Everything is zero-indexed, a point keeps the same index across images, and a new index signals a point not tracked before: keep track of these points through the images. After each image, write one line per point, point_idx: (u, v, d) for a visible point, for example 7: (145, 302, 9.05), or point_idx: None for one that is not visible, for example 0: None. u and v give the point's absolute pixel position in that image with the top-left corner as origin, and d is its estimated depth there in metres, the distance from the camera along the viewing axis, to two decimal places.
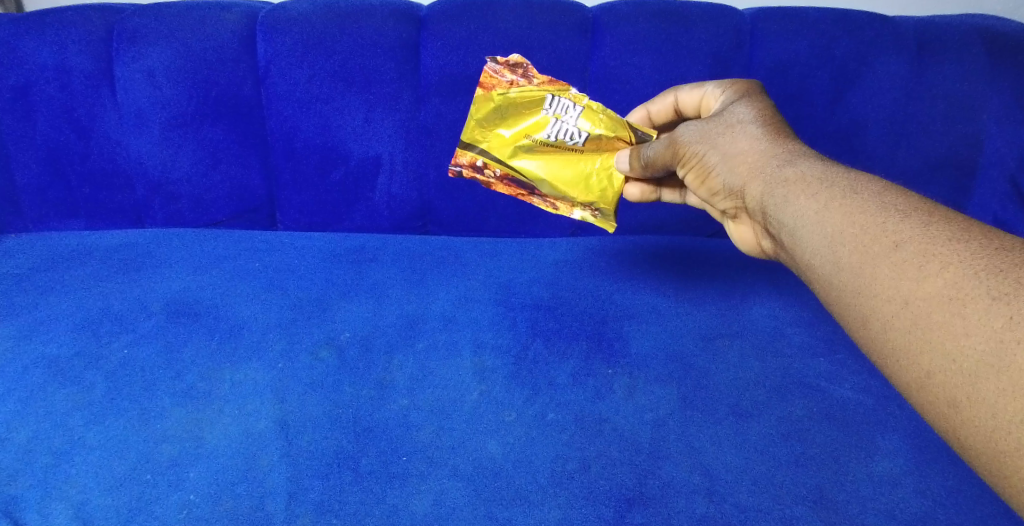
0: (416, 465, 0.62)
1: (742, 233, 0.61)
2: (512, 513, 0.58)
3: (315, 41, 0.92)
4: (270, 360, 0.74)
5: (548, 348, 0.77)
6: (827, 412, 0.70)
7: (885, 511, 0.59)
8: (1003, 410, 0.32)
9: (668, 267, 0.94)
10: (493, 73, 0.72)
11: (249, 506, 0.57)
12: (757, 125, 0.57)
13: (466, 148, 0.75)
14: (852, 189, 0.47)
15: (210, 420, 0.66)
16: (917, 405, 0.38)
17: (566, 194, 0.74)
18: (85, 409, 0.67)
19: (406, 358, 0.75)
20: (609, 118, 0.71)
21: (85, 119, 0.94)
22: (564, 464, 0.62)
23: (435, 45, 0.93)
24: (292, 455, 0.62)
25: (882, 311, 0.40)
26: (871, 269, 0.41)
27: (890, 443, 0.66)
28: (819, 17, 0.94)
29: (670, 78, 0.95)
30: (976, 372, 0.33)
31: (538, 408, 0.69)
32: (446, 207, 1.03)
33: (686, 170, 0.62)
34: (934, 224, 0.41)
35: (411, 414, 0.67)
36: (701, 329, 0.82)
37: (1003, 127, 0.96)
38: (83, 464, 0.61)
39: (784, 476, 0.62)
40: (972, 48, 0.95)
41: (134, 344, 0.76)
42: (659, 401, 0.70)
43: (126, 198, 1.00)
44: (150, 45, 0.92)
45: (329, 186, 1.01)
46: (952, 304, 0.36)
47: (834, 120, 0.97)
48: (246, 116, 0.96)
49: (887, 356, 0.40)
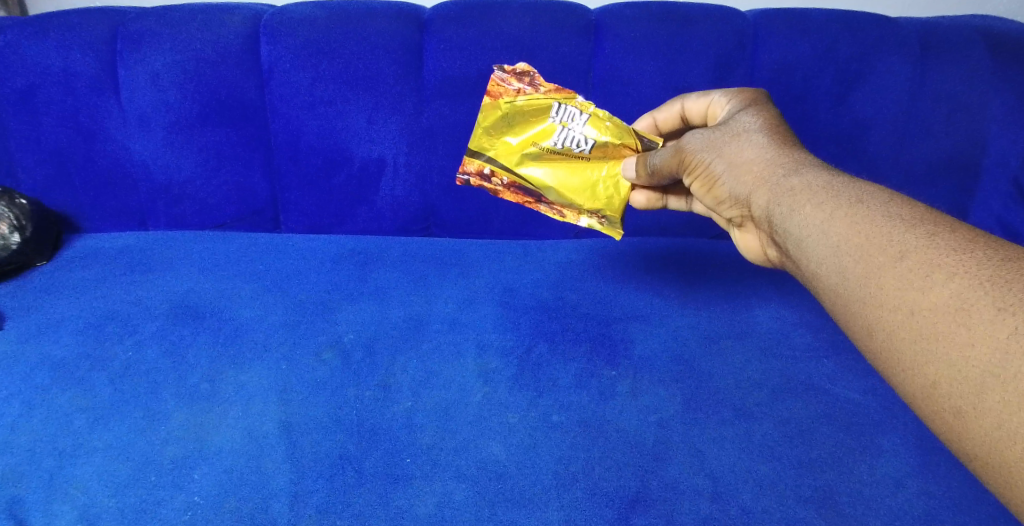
0: (419, 466, 0.62)
1: (747, 241, 0.61)
2: (515, 514, 0.58)
3: (317, 43, 0.92)
4: (274, 363, 0.74)
5: (551, 350, 0.78)
6: (829, 414, 0.70)
7: (887, 512, 0.60)
8: (1008, 421, 0.32)
9: (671, 270, 0.94)
10: (500, 82, 0.74)
11: (254, 509, 0.58)
12: (763, 133, 0.58)
13: (473, 156, 0.75)
14: (858, 199, 0.47)
15: (215, 421, 0.66)
16: (922, 415, 0.38)
17: (571, 200, 0.74)
18: (89, 411, 0.67)
19: (408, 360, 0.75)
20: (615, 126, 0.71)
21: (89, 122, 0.95)
22: (568, 466, 0.63)
23: (437, 47, 0.93)
24: (296, 456, 0.63)
25: (886, 321, 0.40)
26: (877, 281, 0.41)
27: (892, 444, 0.67)
28: (821, 18, 0.94)
29: (671, 81, 0.95)
30: (981, 383, 0.34)
31: (542, 410, 0.69)
32: (449, 208, 1.03)
33: (693, 179, 0.62)
34: (939, 234, 0.41)
35: (414, 416, 0.68)
36: (703, 331, 0.82)
37: (1005, 128, 0.96)
38: (89, 465, 0.61)
39: (787, 478, 0.62)
40: (974, 49, 0.95)
41: (140, 345, 0.76)
42: (661, 403, 0.71)
43: (130, 199, 1.01)
44: (152, 48, 0.92)
45: (331, 188, 1.01)
46: (958, 314, 0.36)
47: (835, 122, 0.97)
48: (247, 117, 0.96)
49: (893, 366, 0.40)
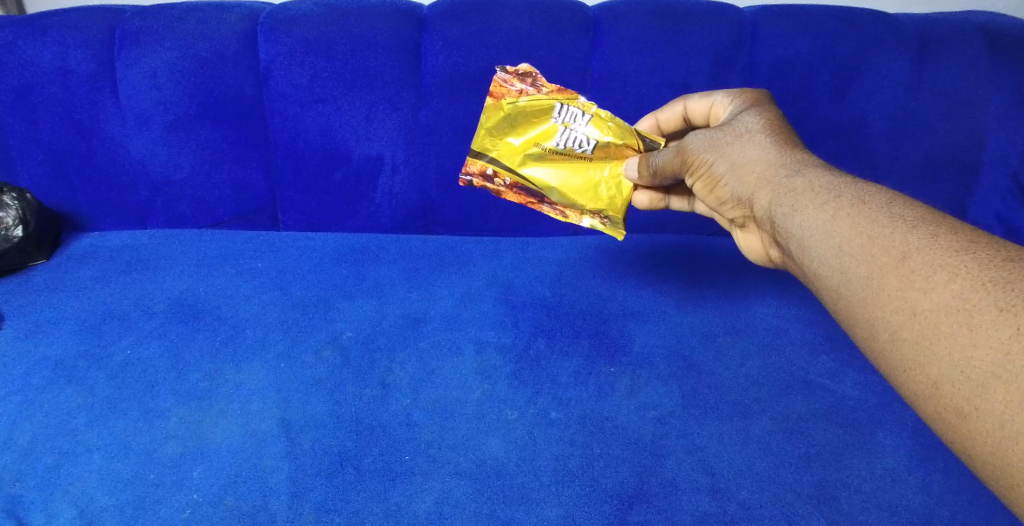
0: (418, 463, 0.62)
1: (750, 241, 0.61)
2: (514, 512, 0.58)
3: (316, 41, 0.92)
4: (273, 360, 0.74)
5: (550, 348, 0.78)
6: (827, 410, 0.71)
7: (885, 508, 0.60)
8: (1010, 422, 0.32)
9: (670, 267, 0.94)
10: (502, 83, 0.73)
11: (254, 506, 0.58)
12: (765, 134, 0.58)
13: (476, 157, 0.75)
14: (860, 200, 0.47)
15: (214, 419, 0.66)
16: (924, 414, 0.38)
17: (574, 201, 0.74)
18: (88, 409, 0.67)
19: (408, 357, 0.75)
20: (618, 126, 0.71)
21: (87, 120, 0.94)
22: (567, 462, 0.63)
23: (436, 45, 0.93)
24: (295, 454, 0.63)
25: (890, 321, 0.40)
26: (880, 281, 0.42)
27: (891, 440, 0.67)
28: (820, 15, 0.94)
29: (670, 78, 0.95)
30: (983, 383, 0.34)
31: (541, 407, 0.69)
32: (448, 206, 1.03)
33: (695, 179, 0.62)
34: (941, 235, 0.41)
35: (413, 413, 0.68)
36: (702, 328, 0.82)
37: (1003, 124, 0.96)
38: (88, 463, 0.61)
39: (786, 474, 0.63)
40: (973, 46, 0.95)
41: (139, 344, 0.76)
42: (661, 400, 0.71)
43: (129, 197, 1.00)
44: (150, 46, 0.91)
45: (329, 185, 1.00)
46: (960, 314, 0.36)
47: (834, 118, 0.97)
48: (245, 115, 0.96)
49: (895, 366, 0.40)
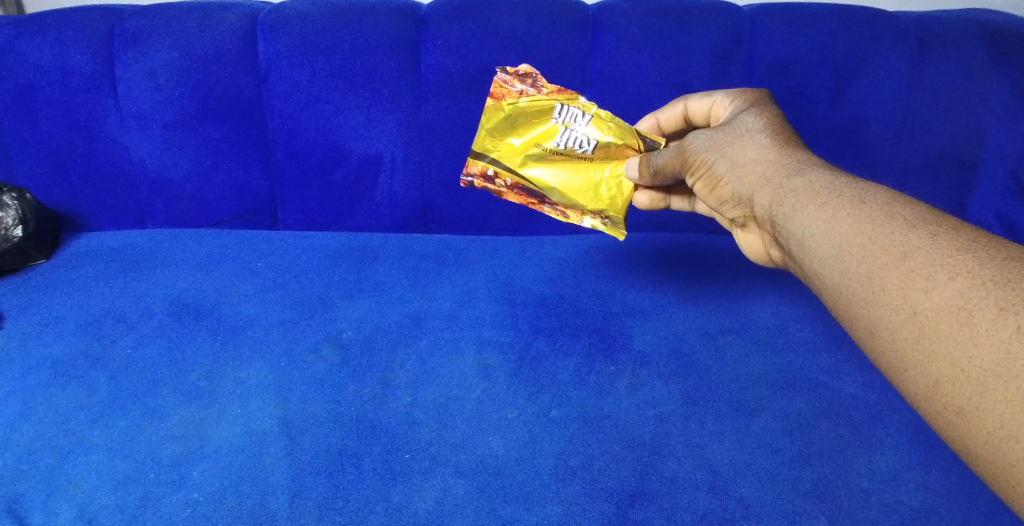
0: (419, 462, 0.62)
1: (750, 241, 0.61)
2: (514, 510, 0.59)
3: (315, 40, 0.92)
4: (273, 359, 0.74)
5: (550, 347, 0.78)
6: (827, 408, 0.71)
7: (885, 505, 0.60)
8: (1010, 420, 0.32)
9: (669, 265, 0.94)
10: (503, 83, 0.73)
11: (253, 505, 0.58)
12: (766, 134, 0.58)
13: (477, 158, 0.75)
14: (861, 199, 0.48)
15: (214, 418, 0.66)
16: (924, 413, 0.38)
17: (575, 201, 0.74)
18: (88, 408, 0.67)
19: (408, 356, 0.75)
20: (618, 126, 0.71)
21: (86, 119, 0.94)
22: (567, 460, 0.63)
23: (435, 44, 0.93)
24: (295, 454, 0.63)
25: (890, 321, 0.40)
26: (880, 281, 0.42)
27: (890, 437, 0.68)
28: (820, 13, 0.94)
29: (669, 76, 0.95)
30: (984, 382, 0.34)
31: (541, 406, 0.70)
32: (447, 205, 1.03)
33: (695, 179, 0.62)
34: (942, 234, 0.41)
35: (414, 412, 0.68)
36: (703, 326, 0.82)
37: (1003, 122, 0.96)
38: (88, 463, 0.61)
39: (786, 472, 0.63)
40: (972, 44, 0.95)
41: (139, 343, 0.76)
42: (661, 399, 0.71)
43: (128, 197, 1.00)
44: (149, 45, 0.91)
45: (328, 184, 1.00)
46: (961, 314, 0.37)
47: (833, 117, 0.97)
48: (244, 114, 0.96)
49: (896, 365, 0.40)
